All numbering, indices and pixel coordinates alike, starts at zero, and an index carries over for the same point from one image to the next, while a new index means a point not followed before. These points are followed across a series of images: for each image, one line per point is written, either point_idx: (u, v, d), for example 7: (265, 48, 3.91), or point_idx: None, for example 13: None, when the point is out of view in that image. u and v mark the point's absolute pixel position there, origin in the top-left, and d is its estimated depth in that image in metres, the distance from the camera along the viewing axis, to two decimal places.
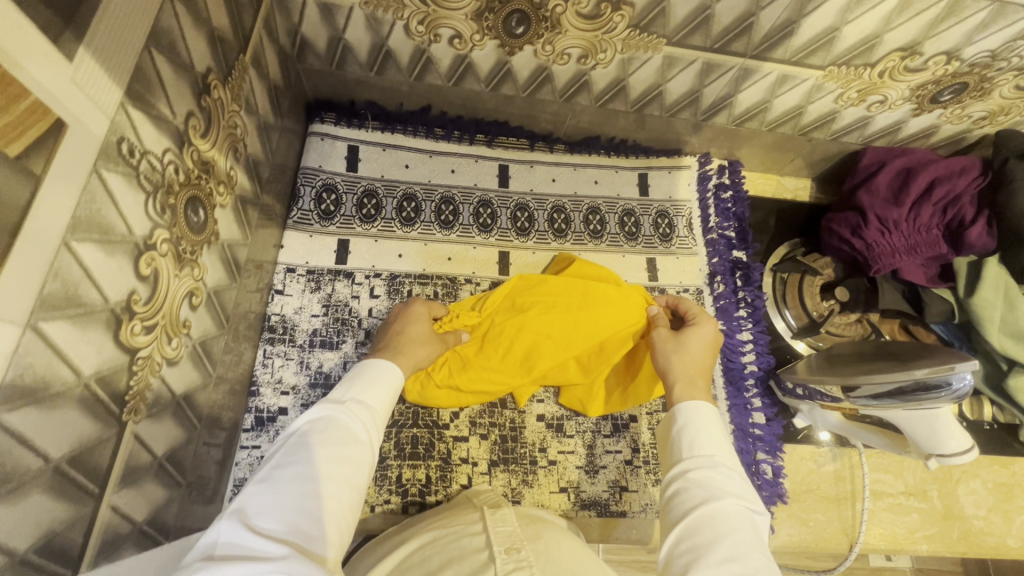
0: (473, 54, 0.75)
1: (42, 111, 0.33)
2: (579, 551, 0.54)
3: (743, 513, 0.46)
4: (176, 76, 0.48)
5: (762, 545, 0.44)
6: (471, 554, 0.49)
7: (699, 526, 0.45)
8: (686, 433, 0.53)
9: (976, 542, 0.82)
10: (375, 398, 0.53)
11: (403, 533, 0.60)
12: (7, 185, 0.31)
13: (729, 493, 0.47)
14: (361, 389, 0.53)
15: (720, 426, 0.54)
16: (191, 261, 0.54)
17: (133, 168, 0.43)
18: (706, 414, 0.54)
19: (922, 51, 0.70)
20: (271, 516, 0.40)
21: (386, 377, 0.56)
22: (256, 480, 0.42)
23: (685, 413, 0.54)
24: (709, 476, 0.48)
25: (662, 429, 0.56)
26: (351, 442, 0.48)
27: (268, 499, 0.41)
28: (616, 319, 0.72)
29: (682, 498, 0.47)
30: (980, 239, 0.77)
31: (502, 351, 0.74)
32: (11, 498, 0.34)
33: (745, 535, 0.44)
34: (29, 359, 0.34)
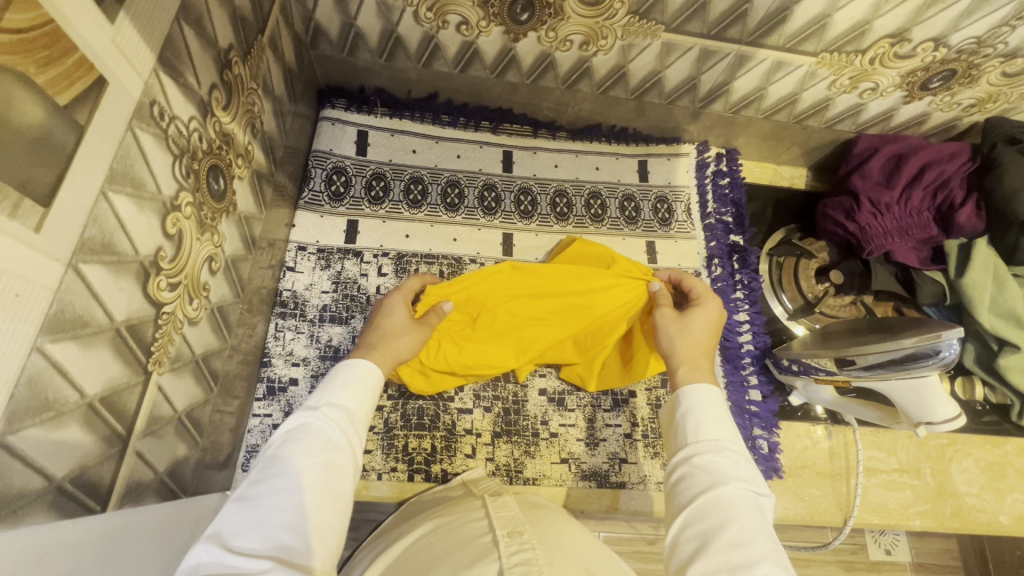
0: (480, 41, 0.78)
1: (89, 67, 0.36)
2: (579, 534, 0.54)
3: (750, 496, 0.47)
4: (202, 49, 0.51)
5: (769, 527, 0.45)
6: (474, 539, 0.49)
7: (704, 511, 0.46)
8: (689, 419, 0.53)
9: (969, 518, 0.84)
10: (353, 400, 0.51)
11: (407, 524, 0.61)
12: (56, 131, 0.34)
13: (735, 476, 0.48)
14: (338, 394, 0.51)
15: (724, 410, 0.54)
16: (211, 228, 0.57)
17: (163, 131, 0.46)
18: (708, 397, 0.55)
19: (910, 38, 0.73)
20: (250, 535, 0.39)
21: (362, 376, 0.54)
22: (233, 500, 0.42)
23: (687, 398, 0.55)
24: (714, 462, 0.49)
25: (667, 412, 0.57)
26: (330, 447, 0.46)
27: (246, 518, 0.40)
28: (614, 299, 0.75)
29: (687, 484, 0.48)
30: (970, 222, 0.80)
31: (498, 334, 0.75)
32: (52, 424, 0.37)
33: (751, 519, 0.45)
34: (70, 297, 0.37)
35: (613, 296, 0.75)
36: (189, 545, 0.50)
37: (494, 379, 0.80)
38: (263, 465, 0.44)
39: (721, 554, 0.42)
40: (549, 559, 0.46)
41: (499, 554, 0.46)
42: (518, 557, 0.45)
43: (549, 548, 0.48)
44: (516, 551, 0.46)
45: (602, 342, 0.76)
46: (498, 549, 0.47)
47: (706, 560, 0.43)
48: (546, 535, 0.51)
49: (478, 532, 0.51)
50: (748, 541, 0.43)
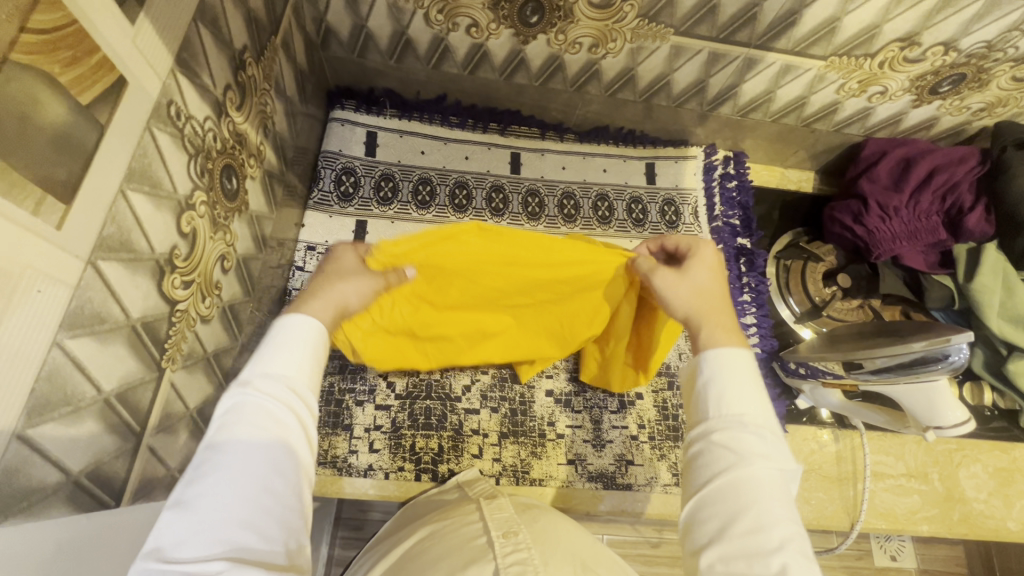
0: (489, 43, 0.79)
1: (109, 67, 0.37)
2: (578, 534, 0.54)
3: (775, 478, 0.39)
4: (217, 50, 0.51)
5: (795, 512, 0.38)
6: (469, 542, 0.50)
7: (722, 496, 0.39)
8: (709, 387, 0.43)
9: (977, 524, 0.83)
10: (294, 361, 0.40)
11: (407, 527, 0.61)
12: (79, 130, 0.35)
13: (761, 454, 0.40)
14: (272, 359, 0.39)
15: (755, 373, 0.43)
16: (224, 226, 0.57)
17: (179, 130, 0.46)
18: (737, 362, 0.44)
19: (920, 42, 0.73)
20: (191, 544, 0.31)
21: (298, 336, 0.41)
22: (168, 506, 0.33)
23: (711, 364, 0.44)
24: (736, 439, 0.40)
25: (685, 375, 0.47)
26: (275, 424, 0.36)
27: (184, 523, 0.32)
28: (580, 280, 0.66)
29: (703, 461, 0.41)
30: (979, 226, 0.80)
31: (454, 318, 0.69)
32: (70, 419, 0.37)
33: (776, 509, 0.37)
34: (89, 294, 0.37)
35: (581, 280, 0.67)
36: None
37: (502, 379, 0.80)
38: (196, 458, 0.34)
39: (738, 544, 0.37)
40: (545, 558, 0.46)
41: (494, 554, 0.46)
42: (514, 557, 0.45)
43: (545, 548, 0.48)
44: (512, 551, 0.46)
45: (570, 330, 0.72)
46: (494, 549, 0.47)
47: (721, 549, 0.37)
48: (543, 535, 0.51)
49: (473, 535, 0.51)
50: (767, 534, 0.36)
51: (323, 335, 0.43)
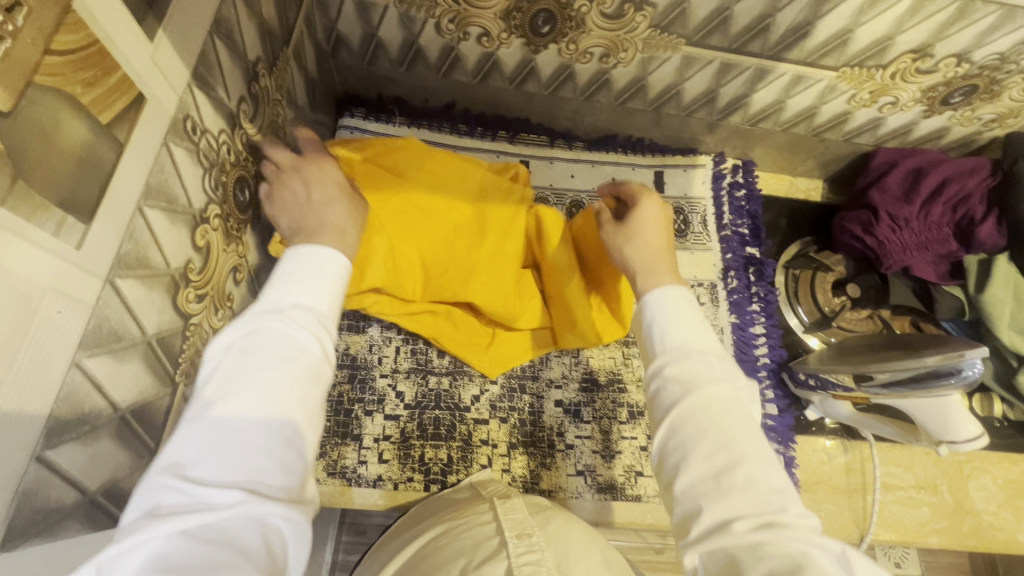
0: (500, 52, 0.79)
1: (129, 86, 0.36)
2: (589, 537, 0.53)
3: (734, 392, 0.43)
4: (232, 62, 0.51)
5: (752, 418, 0.42)
6: (482, 542, 0.49)
7: (685, 420, 0.41)
8: (657, 326, 0.47)
9: (987, 536, 0.83)
10: (324, 290, 0.40)
11: (419, 525, 0.61)
12: (98, 149, 0.34)
13: (714, 374, 0.44)
14: (296, 286, 0.39)
15: (695, 310, 0.48)
16: (237, 238, 0.57)
17: (194, 144, 0.46)
18: (675, 298, 0.49)
19: (933, 53, 0.73)
20: (211, 464, 0.31)
21: (319, 268, 0.41)
22: (189, 419, 0.33)
23: (653, 304, 0.49)
24: (688, 363, 0.44)
25: (634, 326, 0.51)
26: (296, 345, 0.37)
27: (206, 442, 0.32)
28: (501, 211, 0.73)
29: (665, 393, 0.44)
30: (990, 237, 0.80)
31: (403, 239, 0.68)
32: (86, 438, 0.37)
33: (734, 415, 0.41)
34: (107, 312, 0.37)
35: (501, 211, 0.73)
36: None
37: (511, 389, 0.79)
38: (216, 376, 0.35)
39: (707, 461, 0.39)
40: (558, 561, 0.46)
41: (508, 553, 0.46)
42: (527, 557, 0.45)
43: (557, 549, 0.48)
44: (525, 551, 0.46)
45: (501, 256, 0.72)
46: (507, 549, 0.46)
47: (694, 471, 0.39)
48: (555, 538, 0.50)
49: (486, 535, 0.50)
50: (731, 442, 0.39)
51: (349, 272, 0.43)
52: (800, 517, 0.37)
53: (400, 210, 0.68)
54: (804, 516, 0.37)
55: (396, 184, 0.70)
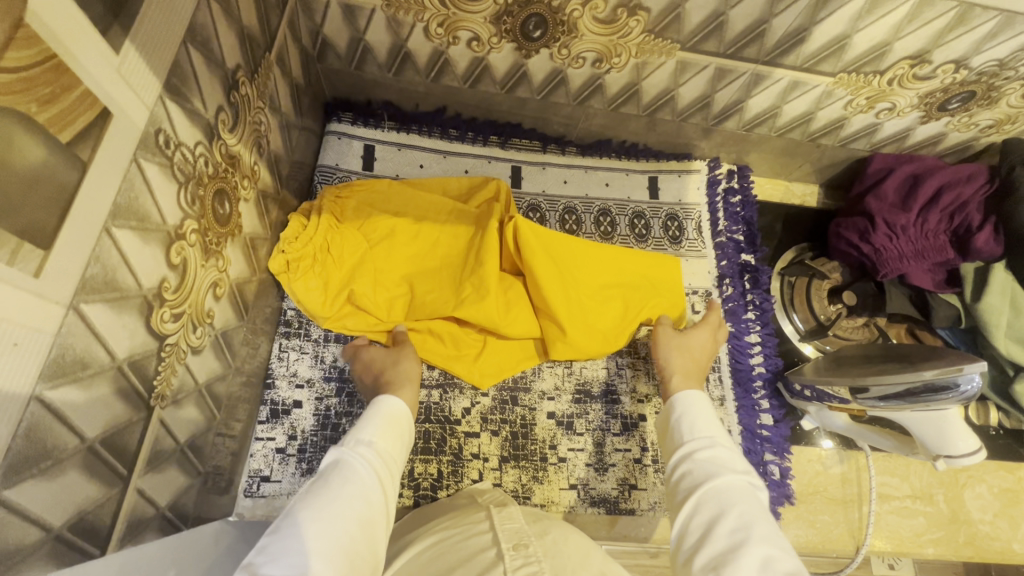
0: (490, 57, 0.77)
1: (92, 101, 0.34)
2: (589, 548, 0.51)
3: (748, 486, 0.48)
4: (209, 72, 0.49)
5: (768, 513, 0.46)
6: (477, 554, 0.47)
7: (703, 502, 0.47)
8: (685, 421, 0.56)
9: (982, 546, 0.82)
10: (384, 441, 0.56)
11: (413, 534, 0.60)
12: (58, 170, 0.32)
13: (731, 468, 0.50)
14: (373, 431, 0.56)
15: (715, 416, 0.57)
16: (217, 253, 0.55)
17: (168, 159, 0.44)
18: (701, 402, 0.58)
19: (931, 59, 0.72)
20: (278, 561, 0.40)
21: (394, 414, 0.60)
22: (266, 535, 0.43)
23: (682, 403, 0.59)
24: (707, 455, 0.52)
25: (663, 421, 0.60)
26: (359, 491, 0.48)
27: (277, 548, 0.41)
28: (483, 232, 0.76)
29: (688, 479, 0.50)
30: (987, 245, 0.79)
31: (393, 263, 0.78)
32: (50, 473, 0.35)
33: (748, 504, 0.46)
34: (71, 340, 0.35)
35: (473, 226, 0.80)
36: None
37: (503, 401, 0.78)
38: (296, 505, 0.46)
39: (724, 537, 0.43)
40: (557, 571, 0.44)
41: (504, 566, 0.44)
42: (525, 570, 0.43)
43: (556, 561, 0.46)
44: (522, 564, 0.44)
45: (480, 269, 0.74)
46: (503, 562, 0.45)
47: (709, 546, 0.43)
48: (554, 551, 0.48)
49: (482, 546, 0.48)
50: (744, 525, 0.44)
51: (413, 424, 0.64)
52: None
53: (386, 236, 0.78)
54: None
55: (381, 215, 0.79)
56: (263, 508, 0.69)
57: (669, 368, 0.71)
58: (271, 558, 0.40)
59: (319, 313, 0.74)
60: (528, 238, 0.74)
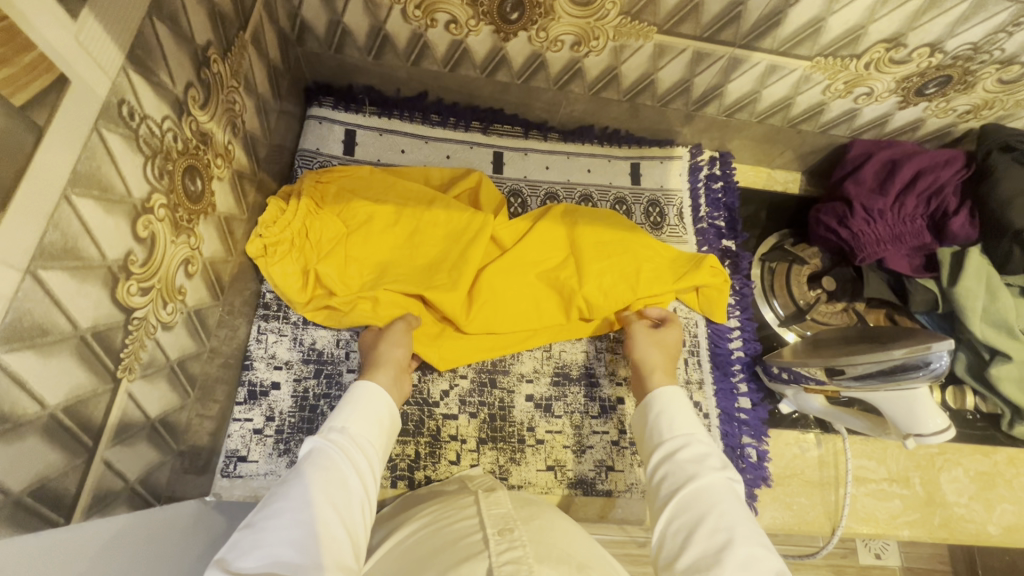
0: (469, 40, 0.77)
1: (46, 67, 0.35)
2: (576, 534, 0.51)
3: (728, 482, 0.51)
4: (177, 47, 0.49)
5: (748, 512, 0.49)
6: (463, 539, 0.47)
7: (687, 502, 0.50)
8: (664, 418, 0.59)
9: (957, 528, 0.83)
10: (360, 426, 0.55)
11: (406, 514, 0.60)
12: (12, 132, 0.33)
13: (711, 467, 0.53)
14: (347, 416, 0.55)
15: (690, 408, 0.60)
16: (188, 230, 0.55)
17: (133, 131, 0.44)
18: (676, 397, 0.60)
19: (906, 43, 0.72)
20: (251, 556, 0.40)
21: (371, 399, 0.58)
22: (240, 528, 0.43)
23: (659, 401, 0.60)
24: (687, 454, 0.54)
25: (640, 418, 0.62)
26: (331, 483, 0.48)
27: (250, 542, 0.42)
28: (463, 220, 0.79)
29: (670, 481, 0.53)
30: (963, 230, 0.79)
31: (371, 247, 0.78)
32: (8, 437, 0.35)
33: (730, 503, 0.49)
34: (29, 305, 0.36)
35: (453, 212, 0.80)
36: (154, 553, 0.49)
37: (481, 384, 0.78)
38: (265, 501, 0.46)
39: (710, 539, 0.46)
40: (539, 557, 0.44)
41: (488, 551, 0.44)
42: (508, 556, 0.43)
43: (540, 545, 0.46)
44: (506, 549, 0.44)
45: (465, 267, 0.76)
46: (487, 545, 0.45)
47: (696, 548, 0.46)
48: (540, 535, 0.48)
49: (468, 531, 0.49)
50: (729, 523, 0.47)
51: (395, 412, 0.62)
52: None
53: (365, 222, 0.79)
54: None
55: (359, 200, 0.79)
56: (239, 489, 0.69)
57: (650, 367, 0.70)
58: (244, 552, 0.41)
59: (299, 301, 0.75)
60: (594, 233, 0.82)
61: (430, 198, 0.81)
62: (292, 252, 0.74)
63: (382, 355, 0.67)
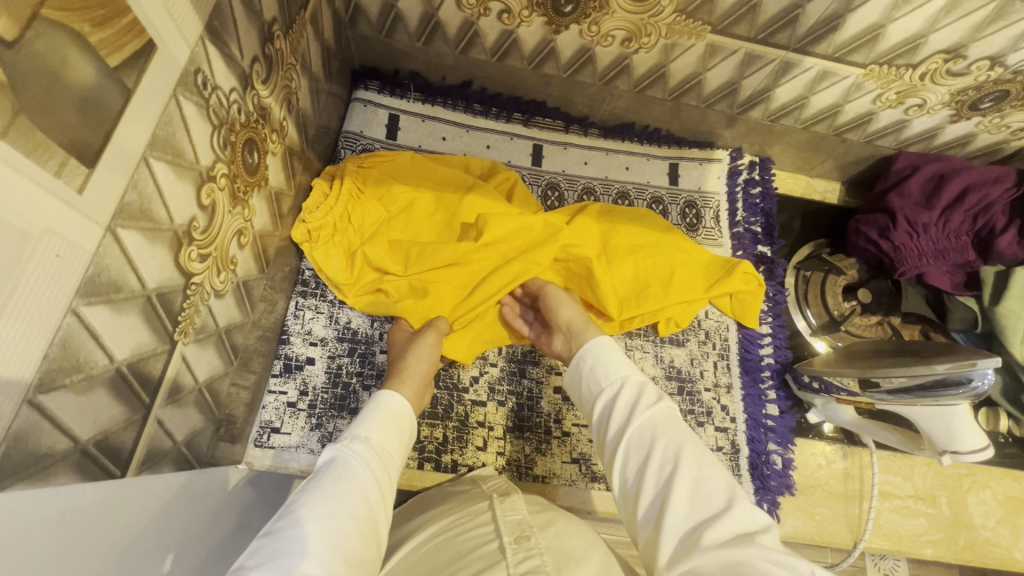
0: (520, 30, 0.77)
1: (139, 30, 0.35)
2: (592, 540, 0.50)
3: (668, 413, 0.50)
4: (247, 21, 0.50)
5: (692, 435, 0.49)
6: (478, 547, 0.47)
7: (632, 444, 0.49)
8: (596, 367, 0.57)
9: (982, 551, 0.82)
10: (381, 436, 0.55)
11: (412, 523, 0.60)
12: (105, 91, 0.34)
13: (646, 402, 0.51)
14: (369, 425, 0.56)
15: (620, 351, 0.59)
16: (243, 201, 0.57)
17: (205, 100, 0.45)
18: (607, 345, 0.59)
19: (966, 55, 0.71)
20: (268, 565, 0.40)
21: (393, 409, 0.59)
22: (260, 536, 0.43)
23: (590, 351, 0.59)
24: (623, 396, 0.53)
25: (573, 371, 0.60)
26: (348, 492, 0.48)
27: (269, 550, 0.42)
28: (502, 208, 0.79)
29: (611, 430, 0.52)
30: (1011, 249, 0.77)
31: (410, 232, 0.79)
32: (81, 385, 0.37)
33: (672, 431, 0.48)
34: (106, 261, 0.37)
35: (489, 199, 0.79)
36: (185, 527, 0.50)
37: (511, 372, 0.79)
38: (283, 509, 0.46)
39: (659, 474, 0.45)
40: (559, 565, 0.44)
41: (506, 560, 0.44)
42: (525, 565, 0.44)
43: (558, 553, 0.46)
44: (524, 558, 0.45)
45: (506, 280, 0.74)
46: (504, 554, 0.45)
47: (648, 494, 0.45)
48: (558, 542, 0.48)
49: (483, 539, 0.49)
50: (673, 454, 0.46)
51: (414, 425, 0.62)
52: (751, 516, 0.41)
53: (406, 208, 0.80)
54: (753, 514, 0.41)
55: (400, 185, 0.80)
56: (271, 459, 0.70)
57: (569, 327, 0.67)
58: (262, 560, 0.41)
59: (344, 286, 0.76)
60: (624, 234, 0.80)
61: (470, 186, 0.81)
62: (334, 233, 0.76)
63: (409, 367, 0.67)
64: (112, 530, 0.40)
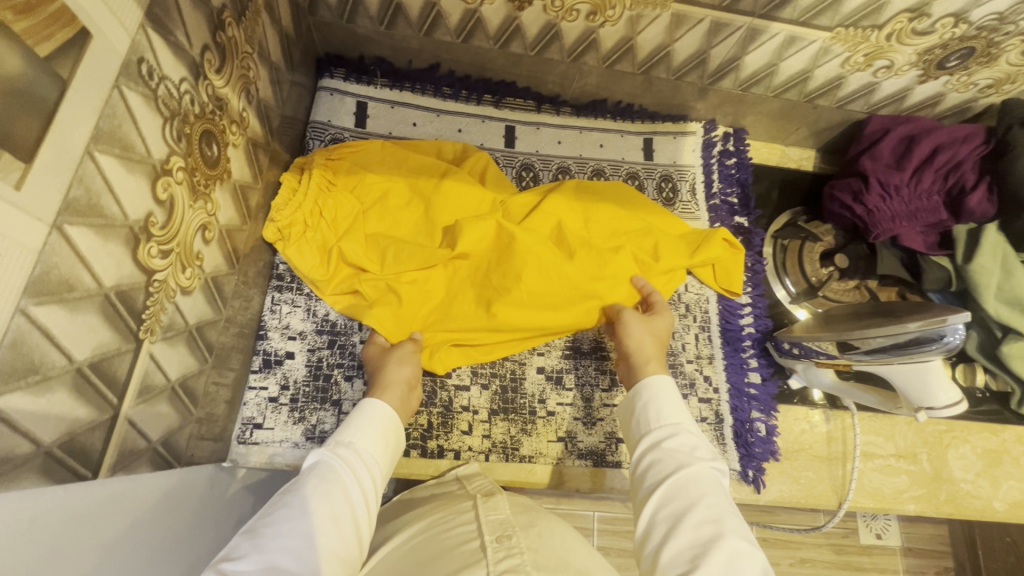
0: (483, 9, 0.76)
1: (68, 18, 0.34)
2: (574, 541, 0.51)
3: (715, 477, 0.51)
4: (193, 8, 0.49)
5: (733, 505, 0.50)
6: (460, 546, 0.47)
7: (673, 492, 0.50)
8: (652, 406, 0.58)
9: (964, 504, 0.84)
10: (366, 441, 0.55)
11: (398, 520, 0.60)
12: (36, 83, 0.33)
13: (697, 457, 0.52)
14: (354, 431, 0.56)
15: (679, 398, 0.59)
16: (204, 195, 0.55)
17: (152, 91, 0.44)
18: (666, 386, 0.60)
19: (930, 13, 0.71)
20: (245, 559, 0.40)
21: (377, 415, 0.59)
22: (241, 533, 0.44)
23: (648, 390, 0.60)
24: (674, 444, 0.54)
25: (627, 406, 0.61)
26: (332, 492, 0.48)
27: (249, 546, 0.42)
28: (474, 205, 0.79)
29: (658, 468, 0.52)
30: (980, 206, 0.78)
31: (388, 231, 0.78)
32: (38, 387, 0.36)
33: (717, 498, 0.49)
34: (55, 259, 0.36)
35: (465, 188, 0.79)
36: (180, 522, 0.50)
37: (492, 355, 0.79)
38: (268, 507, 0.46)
39: (694, 530, 0.46)
40: (539, 566, 0.44)
41: (486, 559, 0.44)
42: (505, 564, 0.43)
43: (538, 554, 0.46)
44: (504, 557, 0.44)
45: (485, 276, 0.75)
46: (485, 553, 0.45)
47: (680, 539, 0.46)
48: (540, 543, 0.48)
49: (464, 538, 0.48)
50: (715, 517, 0.47)
51: (401, 435, 0.61)
52: None
53: (379, 200, 0.79)
54: None
55: (370, 176, 0.79)
56: (255, 455, 0.70)
57: (631, 357, 0.68)
58: (241, 555, 0.41)
59: (319, 283, 0.75)
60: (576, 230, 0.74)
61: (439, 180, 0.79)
62: (308, 232, 0.75)
63: (390, 372, 0.66)
64: (96, 529, 0.40)
